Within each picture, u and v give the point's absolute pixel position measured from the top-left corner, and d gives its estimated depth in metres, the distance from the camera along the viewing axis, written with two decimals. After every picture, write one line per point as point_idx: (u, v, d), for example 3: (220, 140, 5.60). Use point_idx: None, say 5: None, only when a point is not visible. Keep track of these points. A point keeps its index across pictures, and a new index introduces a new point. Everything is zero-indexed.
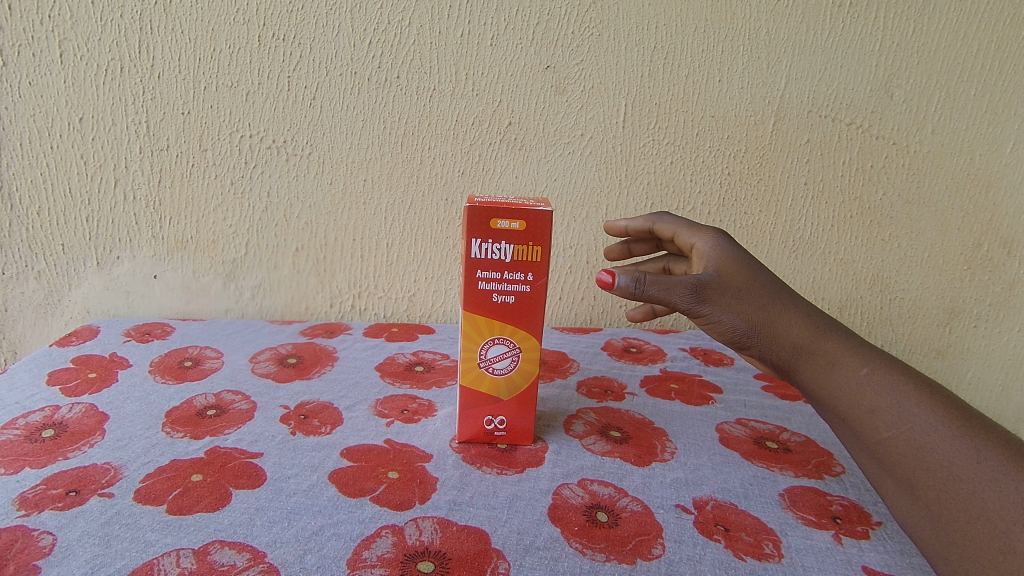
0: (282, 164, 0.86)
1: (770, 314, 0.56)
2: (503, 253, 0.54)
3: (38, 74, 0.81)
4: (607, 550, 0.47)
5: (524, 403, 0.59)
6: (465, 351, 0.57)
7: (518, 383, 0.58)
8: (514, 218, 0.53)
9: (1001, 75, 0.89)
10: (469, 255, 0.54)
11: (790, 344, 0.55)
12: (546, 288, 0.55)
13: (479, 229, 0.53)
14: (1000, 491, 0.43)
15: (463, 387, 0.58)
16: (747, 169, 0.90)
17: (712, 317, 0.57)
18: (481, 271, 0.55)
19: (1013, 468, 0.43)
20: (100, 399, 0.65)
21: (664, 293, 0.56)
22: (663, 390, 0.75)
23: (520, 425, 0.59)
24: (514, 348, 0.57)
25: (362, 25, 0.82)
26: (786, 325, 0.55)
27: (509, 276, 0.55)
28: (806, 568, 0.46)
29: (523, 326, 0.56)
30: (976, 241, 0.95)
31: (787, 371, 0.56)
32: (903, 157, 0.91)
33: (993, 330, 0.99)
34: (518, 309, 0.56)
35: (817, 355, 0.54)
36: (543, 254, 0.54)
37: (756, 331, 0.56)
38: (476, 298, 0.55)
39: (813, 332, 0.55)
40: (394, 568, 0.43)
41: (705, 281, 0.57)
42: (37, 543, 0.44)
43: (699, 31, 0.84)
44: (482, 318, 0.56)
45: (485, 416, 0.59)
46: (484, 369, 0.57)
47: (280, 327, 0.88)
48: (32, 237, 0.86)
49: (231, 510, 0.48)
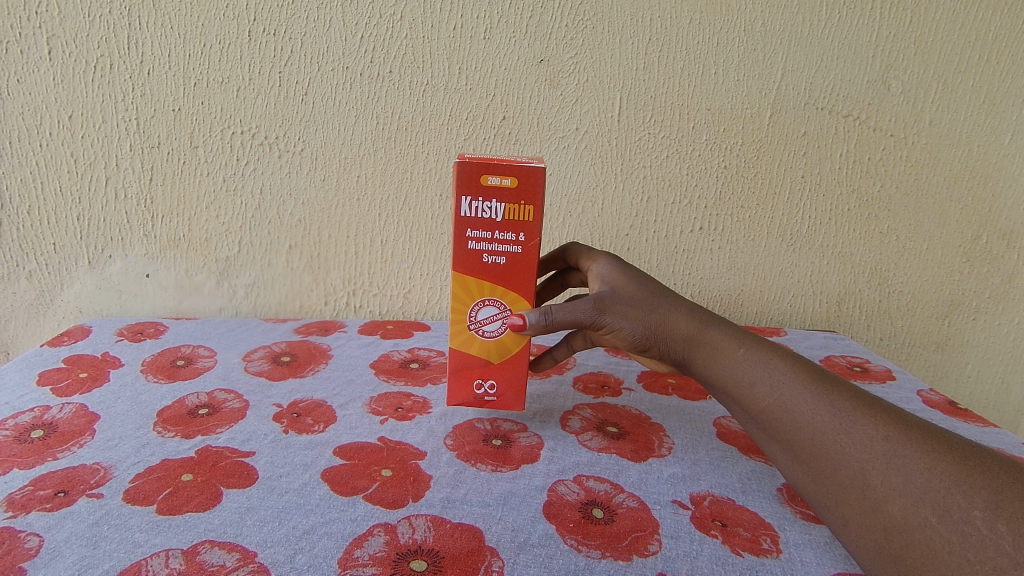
0: (275, 159, 0.86)
1: (663, 316, 0.58)
2: (494, 211, 0.53)
3: (26, 71, 0.80)
4: (603, 546, 0.46)
5: (515, 367, 0.58)
6: (455, 313, 0.56)
7: (508, 347, 0.57)
8: (506, 174, 0.53)
9: (999, 65, 0.88)
10: (459, 213, 0.53)
11: (680, 338, 0.58)
12: (538, 249, 0.54)
13: (469, 186, 0.53)
14: (852, 436, 0.45)
15: (453, 350, 0.57)
16: (744, 162, 0.90)
17: (615, 328, 0.58)
18: (471, 231, 0.54)
19: (864, 417, 0.46)
20: (90, 399, 0.64)
21: (570, 316, 0.56)
22: (661, 384, 0.74)
23: (510, 391, 0.59)
24: (505, 311, 0.56)
25: (352, 19, 0.81)
26: (674, 323, 0.58)
27: (500, 236, 0.54)
28: (804, 562, 0.46)
29: (514, 288, 0.55)
30: (975, 233, 0.94)
31: (684, 365, 0.58)
32: (901, 149, 0.91)
33: (992, 323, 0.99)
34: (509, 271, 0.55)
35: (702, 343, 0.57)
36: (535, 213, 0.53)
37: (653, 334, 0.58)
38: (466, 259, 0.55)
39: (697, 324, 0.58)
40: (386, 567, 0.43)
41: (603, 294, 0.58)
42: (23, 545, 0.43)
43: (694, 22, 0.84)
44: (471, 280, 0.55)
45: (475, 380, 0.58)
46: (474, 332, 0.57)
47: (275, 325, 0.87)
48: (23, 236, 0.85)
49: (221, 510, 0.47)
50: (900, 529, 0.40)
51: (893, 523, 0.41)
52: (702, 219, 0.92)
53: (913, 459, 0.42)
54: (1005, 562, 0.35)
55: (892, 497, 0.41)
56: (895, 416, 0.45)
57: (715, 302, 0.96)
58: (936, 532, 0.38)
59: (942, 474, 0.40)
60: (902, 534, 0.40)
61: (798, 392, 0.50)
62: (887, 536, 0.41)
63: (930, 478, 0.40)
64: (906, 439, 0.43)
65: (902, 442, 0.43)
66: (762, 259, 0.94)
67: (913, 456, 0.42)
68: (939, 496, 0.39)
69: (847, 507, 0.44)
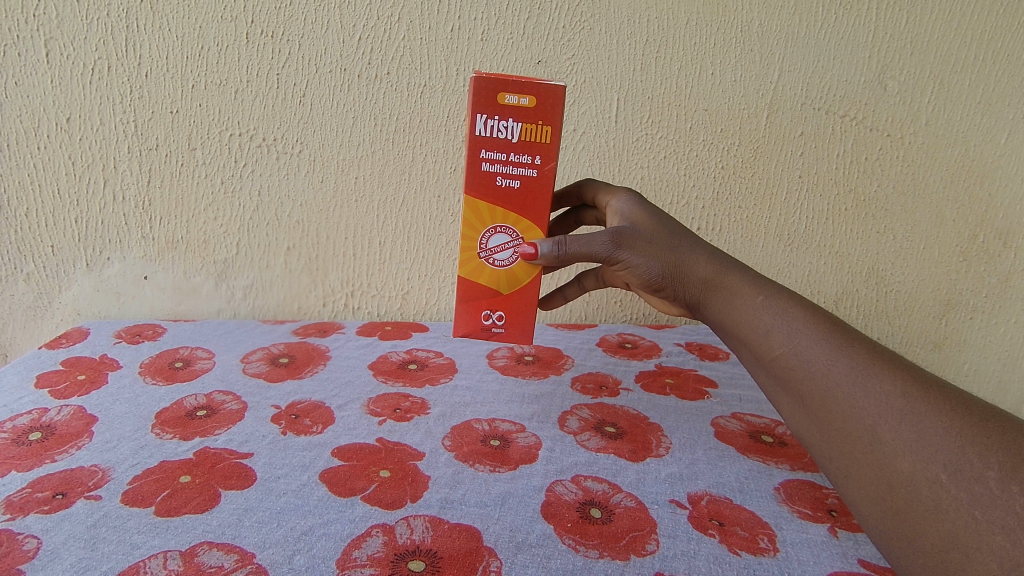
0: (273, 161, 0.86)
1: (681, 257, 0.57)
2: (509, 131, 0.54)
3: (23, 74, 0.80)
4: (601, 546, 0.46)
5: (525, 299, 0.58)
6: (466, 238, 0.57)
7: (518, 278, 0.57)
8: (524, 93, 0.54)
9: (995, 65, 0.89)
10: (474, 132, 0.54)
11: (698, 280, 0.57)
12: (553, 173, 0.55)
13: (486, 104, 0.54)
14: (867, 390, 0.45)
15: (463, 278, 0.58)
16: (741, 162, 0.90)
17: (631, 264, 0.57)
18: (485, 151, 0.55)
19: (881, 370, 0.46)
20: (89, 401, 0.64)
21: (587, 248, 0.55)
22: (659, 384, 0.74)
23: (518, 326, 0.58)
24: (516, 239, 0.56)
25: (350, 21, 0.81)
26: (694, 264, 0.57)
27: (515, 158, 0.55)
28: (800, 561, 0.46)
29: (527, 215, 0.56)
30: (972, 233, 0.95)
31: (698, 307, 0.58)
32: (898, 149, 0.91)
33: (989, 322, 0.99)
34: (522, 196, 0.55)
35: (721, 286, 0.56)
36: (552, 135, 0.54)
37: (669, 274, 0.57)
38: (479, 182, 0.55)
39: (717, 267, 0.57)
40: (385, 567, 0.43)
41: (622, 228, 0.57)
42: (22, 547, 0.44)
43: (691, 23, 0.84)
44: (484, 203, 0.56)
45: (484, 310, 0.58)
46: (485, 260, 0.57)
47: (273, 326, 0.87)
48: (20, 238, 0.85)
49: (219, 511, 0.48)
50: (906, 484, 0.41)
51: (900, 479, 0.42)
52: (700, 219, 0.92)
53: (928, 418, 0.42)
54: (1015, 522, 0.37)
55: (901, 452, 0.42)
56: (912, 373, 0.46)
57: None
58: (945, 489, 0.40)
59: (956, 435, 0.41)
60: (908, 489, 0.41)
61: (814, 341, 0.50)
62: (890, 491, 0.42)
63: (944, 437, 0.41)
64: (923, 397, 0.44)
65: (918, 398, 0.44)
66: (760, 258, 0.94)
67: (928, 414, 0.43)
68: (952, 455, 0.40)
69: (850, 460, 0.45)
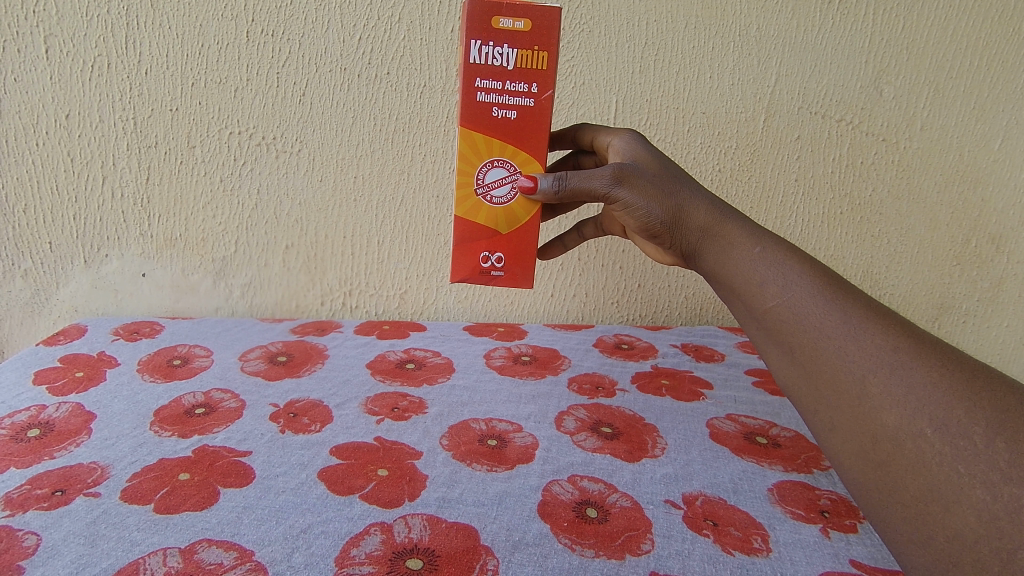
0: (271, 160, 0.86)
1: (681, 201, 0.57)
2: (504, 58, 0.55)
3: (22, 70, 0.80)
4: (597, 545, 0.47)
5: (524, 239, 0.59)
6: (463, 175, 0.57)
7: (517, 215, 0.58)
8: (518, 18, 0.54)
9: (990, 72, 0.90)
10: (468, 59, 0.55)
11: (697, 228, 0.57)
12: (550, 101, 0.56)
13: (480, 29, 0.54)
14: (860, 344, 0.45)
15: (460, 218, 0.58)
16: (738, 164, 0.90)
17: (629, 204, 0.57)
18: (481, 80, 0.55)
19: (883, 329, 0.46)
20: (87, 398, 0.65)
21: (586, 184, 0.55)
22: (654, 385, 0.75)
23: (518, 265, 0.59)
24: (515, 173, 0.57)
25: (351, 21, 0.82)
26: (694, 212, 0.57)
27: (511, 87, 0.55)
28: (793, 561, 0.47)
29: (524, 147, 0.56)
30: (965, 237, 0.96)
31: (696, 256, 0.58)
32: (892, 153, 0.92)
33: (982, 326, 1.00)
34: (519, 126, 0.56)
35: (719, 236, 0.56)
36: (548, 61, 0.55)
37: (669, 220, 0.57)
38: (475, 113, 0.56)
39: (717, 216, 0.57)
40: (383, 566, 0.44)
41: (624, 165, 0.57)
42: (22, 543, 0.44)
43: (690, 27, 0.85)
44: (479, 135, 0.56)
45: (482, 251, 0.59)
46: (482, 198, 0.58)
47: (271, 325, 0.87)
48: (19, 235, 0.86)
49: (218, 509, 0.48)
50: (891, 438, 0.42)
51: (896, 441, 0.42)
52: None
53: (919, 371, 0.43)
54: (998, 476, 0.38)
55: (889, 407, 0.43)
56: (912, 330, 0.46)
57: (710, 304, 0.97)
58: (937, 449, 0.41)
59: (951, 391, 0.42)
60: (898, 444, 0.42)
61: (809, 293, 0.49)
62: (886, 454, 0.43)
63: (933, 392, 0.42)
64: (926, 355, 0.44)
65: (919, 356, 0.44)
66: None
67: (922, 368, 0.43)
68: (942, 411, 0.41)
69: (839, 414, 0.45)
